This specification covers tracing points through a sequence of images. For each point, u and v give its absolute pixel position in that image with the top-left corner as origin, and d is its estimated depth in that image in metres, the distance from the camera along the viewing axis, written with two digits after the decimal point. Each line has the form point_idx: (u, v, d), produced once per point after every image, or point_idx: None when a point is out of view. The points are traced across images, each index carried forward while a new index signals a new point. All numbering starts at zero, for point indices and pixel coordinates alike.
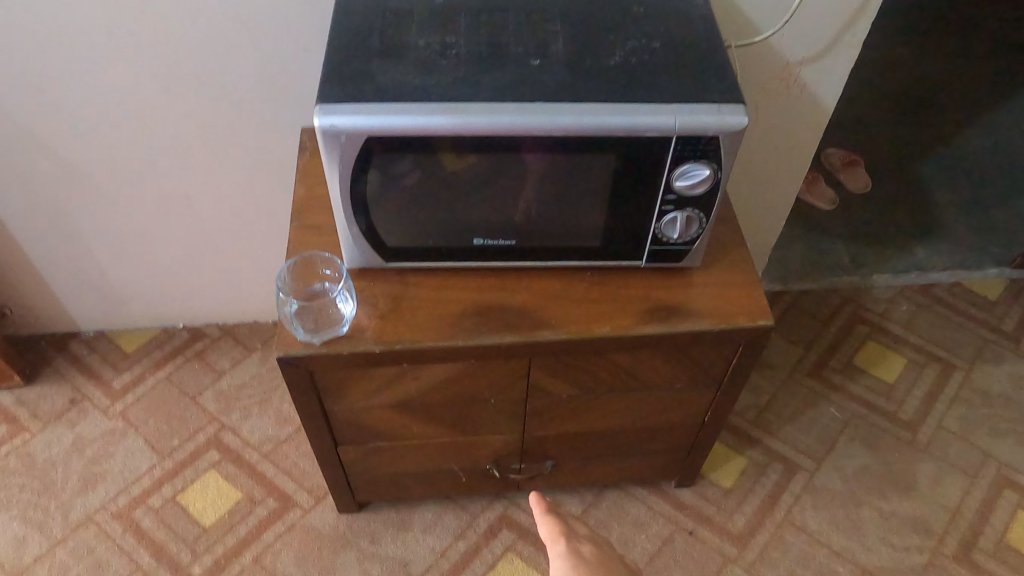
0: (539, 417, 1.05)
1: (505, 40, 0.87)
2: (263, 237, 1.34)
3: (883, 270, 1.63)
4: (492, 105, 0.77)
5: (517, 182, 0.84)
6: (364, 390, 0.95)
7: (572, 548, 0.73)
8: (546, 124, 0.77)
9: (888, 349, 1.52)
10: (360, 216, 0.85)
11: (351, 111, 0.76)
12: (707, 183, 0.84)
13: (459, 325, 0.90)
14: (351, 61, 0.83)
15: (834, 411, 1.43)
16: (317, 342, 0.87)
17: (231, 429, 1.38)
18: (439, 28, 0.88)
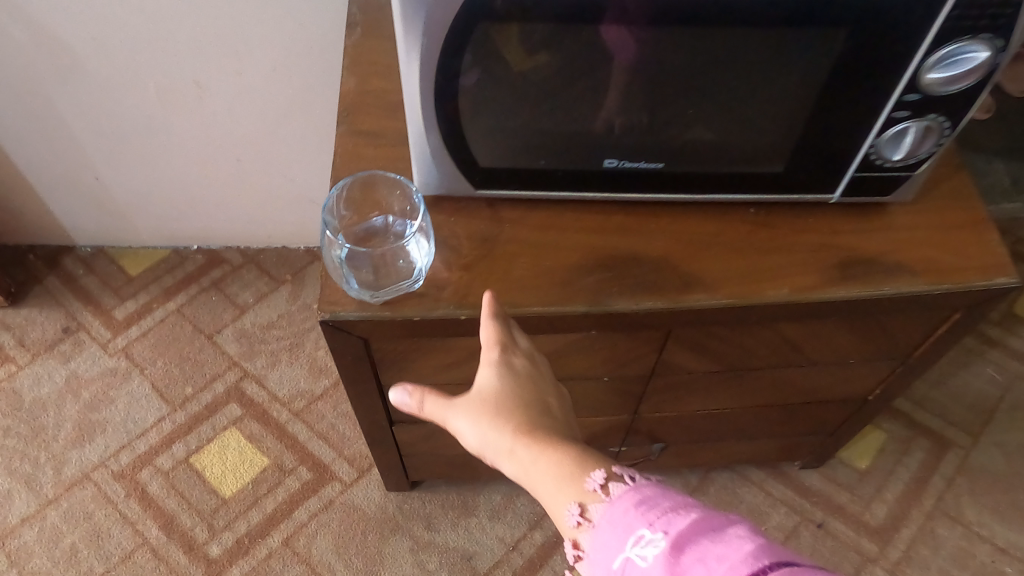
0: (657, 396, 0.81)
1: None
2: (292, 142, 1.05)
3: None
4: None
5: (671, 72, 0.55)
6: (436, 364, 0.70)
7: (505, 361, 0.57)
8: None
9: None
10: (445, 121, 0.57)
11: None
12: (977, 75, 0.54)
13: (575, 283, 0.63)
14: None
15: (991, 373, 1.15)
16: (379, 303, 0.61)
17: (255, 377, 1.14)
18: None
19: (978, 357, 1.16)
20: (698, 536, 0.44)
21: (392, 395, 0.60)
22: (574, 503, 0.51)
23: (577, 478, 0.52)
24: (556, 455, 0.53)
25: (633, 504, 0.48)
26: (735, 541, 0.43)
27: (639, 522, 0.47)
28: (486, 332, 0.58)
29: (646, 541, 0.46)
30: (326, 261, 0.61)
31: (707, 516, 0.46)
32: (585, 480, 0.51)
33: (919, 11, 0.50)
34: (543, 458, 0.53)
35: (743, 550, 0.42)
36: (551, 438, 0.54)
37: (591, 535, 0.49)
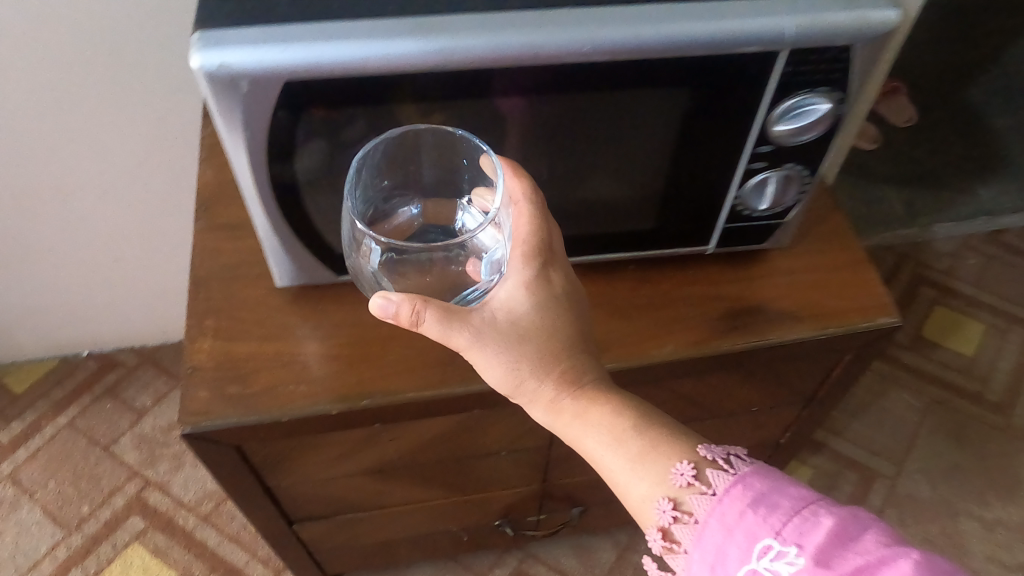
0: (566, 464, 0.77)
1: None
2: (172, 233, 1.01)
3: (944, 216, 1.32)
4: (500, 17, 0.44)
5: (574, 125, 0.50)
6: (323, 460, 0.66)
7: (545, 279, 0.47)
8: (584, 45, 0.45)
9: (960, 314, 1.22)
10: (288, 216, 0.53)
11: (232, 24, 0.42)
12: (823, 126, 0.53)
13: (453, 362, 0.60)
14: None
15: (908, 398, 1.13)
16: (250, 406, 0.56)
17: (158, 485, 1.08)
18: None
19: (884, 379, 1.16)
20: (841, 550, 0.40)
21: (375, 307, 0.42)
22: (662, 496, 0.46)
23: (653, 456, 0.47)
24: (622, 415, 0.48)
25: (748, 504, 0.43)
26: (885, 556, 0.39)
27: (762, 532, 0.42)
28: (518, 232, 0.47)
29: (777, 554, 0.41)
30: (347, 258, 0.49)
31: (842, 520, 0.41)
32: (661, 457, 0.47)
33: (754, 68, 0.49)
34: (599, 412, 0.48)
35: (899, 567, 0.38)
36: (602, 390, 0.49)
37: (697, 533, 0.44)
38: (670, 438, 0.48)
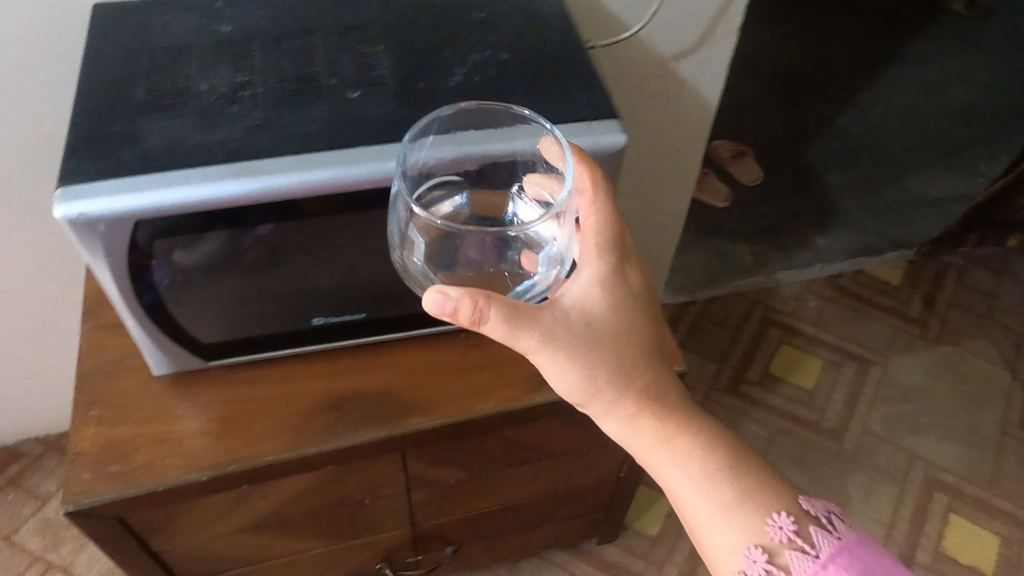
0: (428, 507, 0.88)
1: (310, 66, 0.66)
2: (65, 331, 1.10)
3: (787, 266, 1.54)
4: (309, 157, 0.57)
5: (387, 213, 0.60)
6: (202, 519, 0.75)
7: (618, 272, 0.54)
8: (376, 175, 0.57)
9: (803, 352, 1.43)
10: (155, 318, 0.64)
11: (96, 175, 0.54)
12: None
13: (307, 428, 0.71)
14: (102, 92, 0.62)
15: (756, 429, 1.31)
16: (123, 479, 0.66)
17: (62, 567, 1.15)
18: (221, 63, 0.65)
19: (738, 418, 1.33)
20: None
21: (429, 302, 0.46)
22: (751, 543, 0.55)
23: (743, 508, 0.57)
24: (709, 456, 0.58)
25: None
26: None
27: None
28: (590, 227, 0.54)
29: None
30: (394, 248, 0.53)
31: None
32: (751, 510, 0.56)
33: None
34: (684, 438, 0.58)
35: None
36: (683, 418, 0.58)
37: None
38: (761, 492, 0.57)
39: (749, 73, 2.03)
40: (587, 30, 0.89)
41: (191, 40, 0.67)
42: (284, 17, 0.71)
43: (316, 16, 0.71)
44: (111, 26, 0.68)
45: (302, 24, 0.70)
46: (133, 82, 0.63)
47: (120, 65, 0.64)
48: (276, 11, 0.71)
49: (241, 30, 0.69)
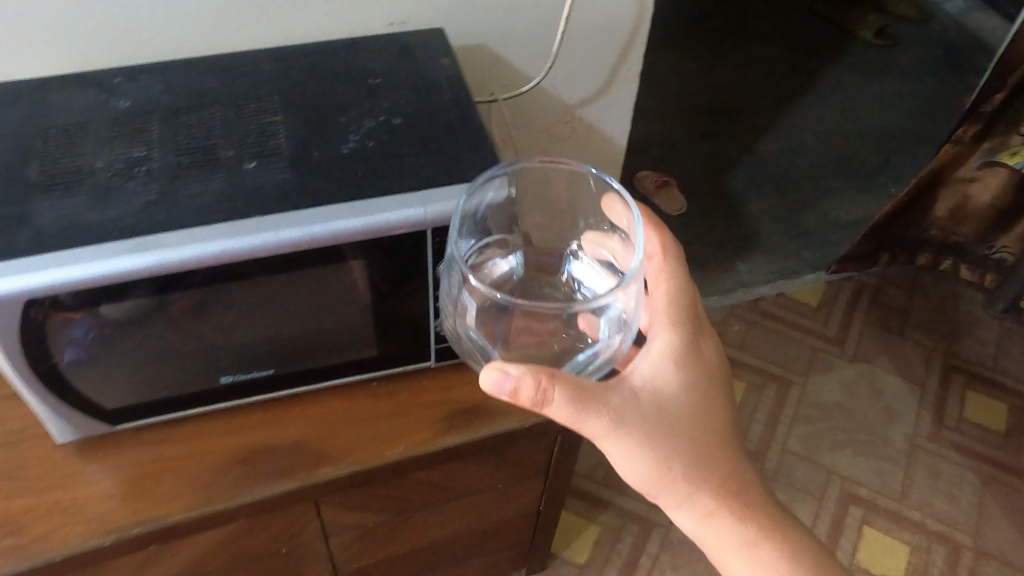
0: (514, 504, 0.88)
1: (425, 99, 0.71)
2: None
3: (948, 297, 1.55)
4: (427, 194, 0.61)
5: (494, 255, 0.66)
6: (282, 530, 0.73)
7: (691, 349, 0.57)
8: (484, 210, 0.61)
9: (985, 396, 1.39)
10: (272, 341, 0.67)
11: (254, 211, 0.59)
12: None
13: (403, 439, 0.71)
14: (251, 135, 0.66)
15: (928, 468, 1.28)
16: (191, 502, 0.64)
17: None
18: (346, 96, 0.71)
19: (905, 465, 1.28)
20: None
21: (486, 378, 0.51)
22: None
23: None
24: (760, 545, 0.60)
25: None
26: None
27: None
28: (665, 303, 0.58)
29: None
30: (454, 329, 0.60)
31: None
32: None
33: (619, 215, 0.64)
34: (758, 535, 0.60)
35: None
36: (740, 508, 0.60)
37: None
38: None
39: (889, 96, 1.94)
40: (533, 65, 0.92)
41: (331, 88, 0.71)
42: (415, 68, 0.74)
43: (447, 69, 0.75)
44: (258, 75, 0.72)
45: (419, 59, 0.76)
46: (284, 124, 0.67)
47: (268, 109, 0.68)
48: (408, 64, 0.75)
49: (376, 82, 0.72)
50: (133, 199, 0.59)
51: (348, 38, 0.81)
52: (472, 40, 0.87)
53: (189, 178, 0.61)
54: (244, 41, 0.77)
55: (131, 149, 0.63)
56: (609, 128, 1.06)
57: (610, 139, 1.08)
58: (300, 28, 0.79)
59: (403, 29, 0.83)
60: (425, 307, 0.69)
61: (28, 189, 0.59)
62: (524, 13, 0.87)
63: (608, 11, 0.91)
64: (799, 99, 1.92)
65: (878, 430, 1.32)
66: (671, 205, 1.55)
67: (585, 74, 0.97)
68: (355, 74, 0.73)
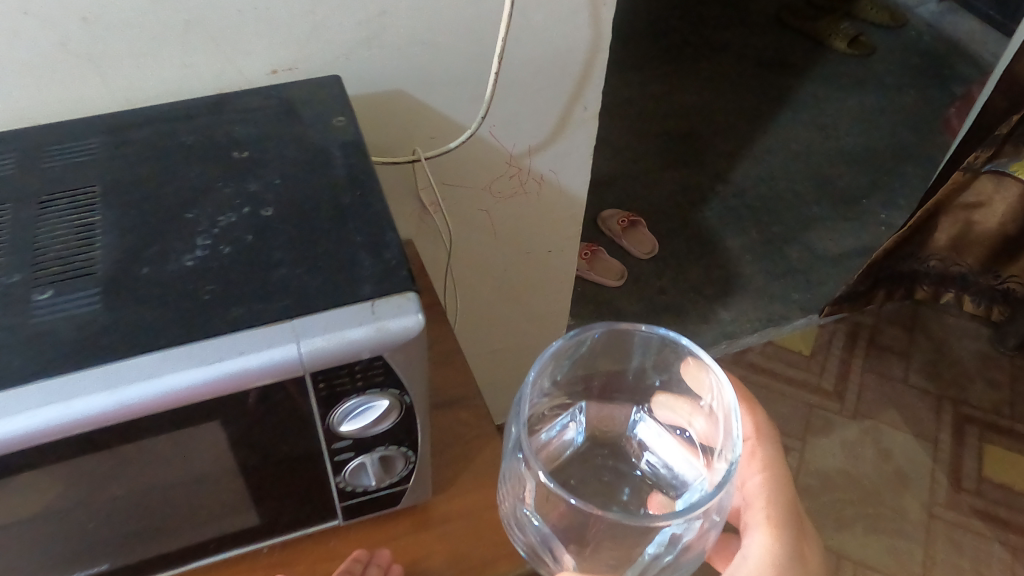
0: None
1: (305, 178, 0.53)
2: None
3: (951, 335, 1.39)
4: (295, 321, 0.44)
5: (403, 394, 0.49)
6: None
7: (796, 553, 0.51)
8: (376, 338, 0.44)
9: (1001, 450, 1.23)
10: (102, 525, 0.49)
11: (33, 372, 0.41)
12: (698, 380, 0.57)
13: None
14: (50, 246, 0.47)
15: (948, 542, 1.11)
16: None
17: None
18: (198, 178, 0.52)
19: (924, 541, 1.11)
20: None
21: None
22: None
23: None
24: None
25: None
26: None
27: None
28: (765, 495, 0.53)
29: None
30: (511, 521, 0.53)
31: None
32: None
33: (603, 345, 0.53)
34: None
35: None
36: None
37: None
38: None
39: (868, 110, 1.80)
40: (463, 111, 0.75)
41: (178, 167, 0.53)
42: (298, 134, 0.56)
43: (342, 133, 0.57)
44: (77, 153, 0.53)
45: (302, 120, 0.58)
46: (100, 224, 0.48)
47: (79, 203, 0.50)
48: (289, 129, 0.57)
49: (242, 155, 0.54)
50: None
51: (217, 93, 0.62)
52: (384, 86, 0.70)
53: None
54: (77, 104, 0.59)
55: None
56: (565, 180, 0.90)
57: (564, 191, 0.91)
58: (153, 82, 0.60)
59: (291, 76, 0.65)
60: (318, 461, 0.51)
61: None
62: (444, 53, 0.69)
63: (553, 42, 0.75)
64: (773, 118, 1.77)
65: (890, 499, 1.15)
66: (642, 247, 1.47)
67: (529, 120, 0.81)
68: (212, 145, 0.55)
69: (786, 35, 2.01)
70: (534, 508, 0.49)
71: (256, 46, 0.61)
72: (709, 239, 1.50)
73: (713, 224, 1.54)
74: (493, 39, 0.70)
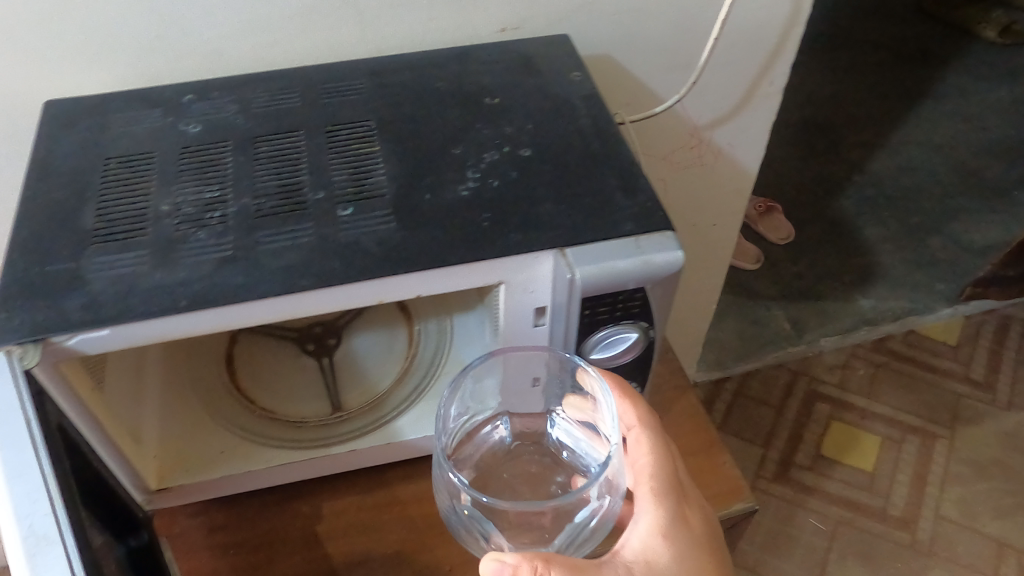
0: None
1: (554, 122, 0.57)
2: None
3: None
4: (566, 251, 0.49)
5: (650, 328, 0.52)
6: None
7: (679, 517, 0.45)
8: (644, 271, 0.48)
9: None
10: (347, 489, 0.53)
11: (353, 274, 0.47)
12: (638, 347, 0.54)
13: None
14: (343, 170, 0.53)
15: None
16: None
17: None
18: (455, 120, 0.57)
19: None
20: None
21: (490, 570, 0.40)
22: None
23: None
24: None
25: None
26: None
27: None
28: (649, 471, 0.46)
29: None
30: (449, 519, 0.49)
31: None
32: None
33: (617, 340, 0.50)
34: None
35: None
36: None
37: None
38: None
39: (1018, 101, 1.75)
40: (662, 78, 0.78)
41: (440, 110, 0.58)
42: (540, 84, 0.60)
43: (579, 87, 0.60)
44: (351, 93, 0.59)
45: (541, 71, 0.62)
46: (382, 153, 0.54)
47: (361, 134, 0.56)
48: (530, 80, 0.61)
49: (494, 102, 0.59)
50: (198, 257, 0.48)
51: (451, 46, 0.67)
52: (595, 49, 0.73)
53: (269, 227, 0.49)
54: (336, 50, 0.65)
55: (201, 188, 0.52)
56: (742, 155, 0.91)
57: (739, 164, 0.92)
58: (402, 32, 0.65)
59: (517, 35, 0.69)
60: None
61: (81, 239, 0.49)
62: (655, 19, 0.72)
63: (755, 13, 0.76)
64: (916, 108, 1.73)
65: None
66: (777, 233, 1.45)
67: (715, 91, 0.82)
68: (464, 94, 0.59)
69: (931, 25, 1.96)
70: (470, 504, 0.44)
71: (494, 4, 0.66)
72: (849, 227, 1.49)
73: (854, 211, 1.52)
74: (703, 9, 0.73)
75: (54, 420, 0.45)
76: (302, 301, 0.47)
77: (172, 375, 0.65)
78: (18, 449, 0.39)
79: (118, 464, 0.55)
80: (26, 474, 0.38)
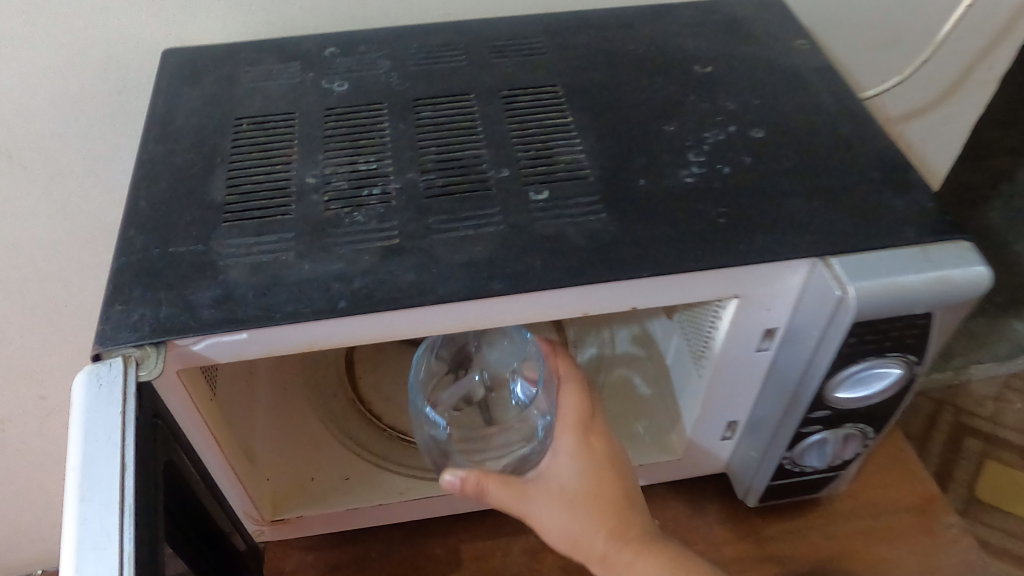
0: None
1: (785, 96, 0.45)
2: None
3: None
4: (834, 261, 0.37)
5: (919, 362, 0.40)
6: None
7: (595, 449, 0.42)
8: (938, 292, 0.36)
9: None
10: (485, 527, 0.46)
11: (559, 277, 0.36)
12: (895, 385, 0.42)
13: None
14: (529, 143, 0.42)
15: None
16: None
17: None
18: (661, 90, 0.46)
19: None
20: None
21: (443, 483, 0.40)
22: None
23: None
24: None
25: None
26: None
27: None
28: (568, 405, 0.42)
29: None
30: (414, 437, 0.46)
31: None
32: None
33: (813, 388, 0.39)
34: None
35: None
36: None
37: None
38: None
39: None
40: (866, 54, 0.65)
41: (641, 78, 0.47)
42: (759, 50, 0.49)
43: (808, 57, 0.48)
44: (528, 54, 0.48)
45: (757, 36, 0.50)
46: (576, 126, 0.43)
47: (547, 102, 0.45)
48: (746, 47, 0.49)
49: (706, 71, 0.47)
50: (358, 246, 0.38)
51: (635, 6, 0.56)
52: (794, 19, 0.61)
53: (443, 209, 0.39)
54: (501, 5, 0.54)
55: (355, 158, 0.42)
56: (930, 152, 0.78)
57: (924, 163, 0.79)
58: None
59: None
60: (785, 431, 0.45)
61: (212, 217, 0.39)
62: None
63: None
64: None
65: None
66: None
67: (922, 79, 0.69)
68: (668, 59, 0.48)
69: None
70: None
71: None
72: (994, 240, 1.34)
73: (999, 223, 1.37)
74: None
75: (163, 453, 0.34)
76: (490, 307, 0.36)
77: (288, 378, 0.55)
78: (106, 509, 0.29)
79: (233, 491, 0.45)
80: (103, 550, 0.28)
